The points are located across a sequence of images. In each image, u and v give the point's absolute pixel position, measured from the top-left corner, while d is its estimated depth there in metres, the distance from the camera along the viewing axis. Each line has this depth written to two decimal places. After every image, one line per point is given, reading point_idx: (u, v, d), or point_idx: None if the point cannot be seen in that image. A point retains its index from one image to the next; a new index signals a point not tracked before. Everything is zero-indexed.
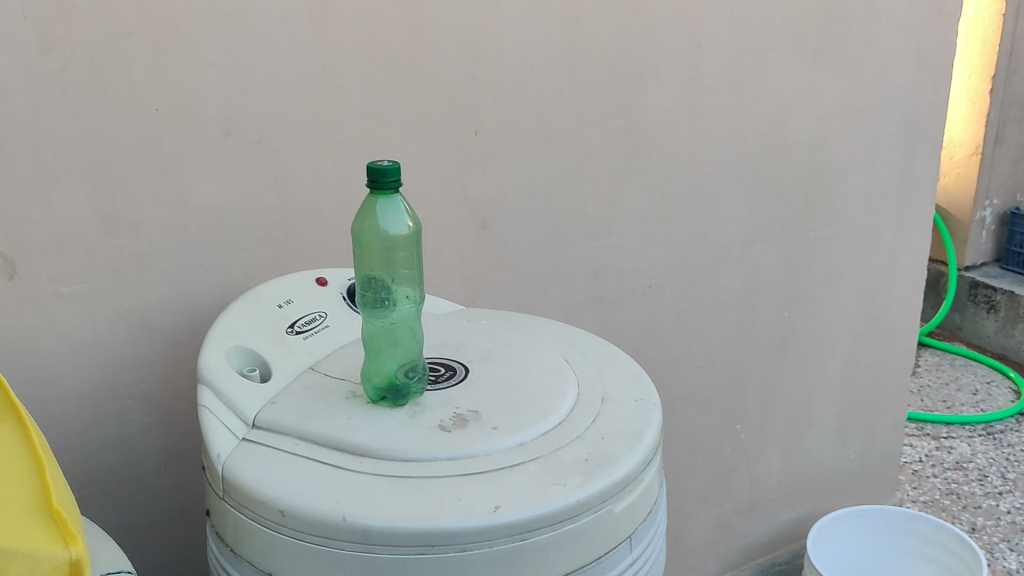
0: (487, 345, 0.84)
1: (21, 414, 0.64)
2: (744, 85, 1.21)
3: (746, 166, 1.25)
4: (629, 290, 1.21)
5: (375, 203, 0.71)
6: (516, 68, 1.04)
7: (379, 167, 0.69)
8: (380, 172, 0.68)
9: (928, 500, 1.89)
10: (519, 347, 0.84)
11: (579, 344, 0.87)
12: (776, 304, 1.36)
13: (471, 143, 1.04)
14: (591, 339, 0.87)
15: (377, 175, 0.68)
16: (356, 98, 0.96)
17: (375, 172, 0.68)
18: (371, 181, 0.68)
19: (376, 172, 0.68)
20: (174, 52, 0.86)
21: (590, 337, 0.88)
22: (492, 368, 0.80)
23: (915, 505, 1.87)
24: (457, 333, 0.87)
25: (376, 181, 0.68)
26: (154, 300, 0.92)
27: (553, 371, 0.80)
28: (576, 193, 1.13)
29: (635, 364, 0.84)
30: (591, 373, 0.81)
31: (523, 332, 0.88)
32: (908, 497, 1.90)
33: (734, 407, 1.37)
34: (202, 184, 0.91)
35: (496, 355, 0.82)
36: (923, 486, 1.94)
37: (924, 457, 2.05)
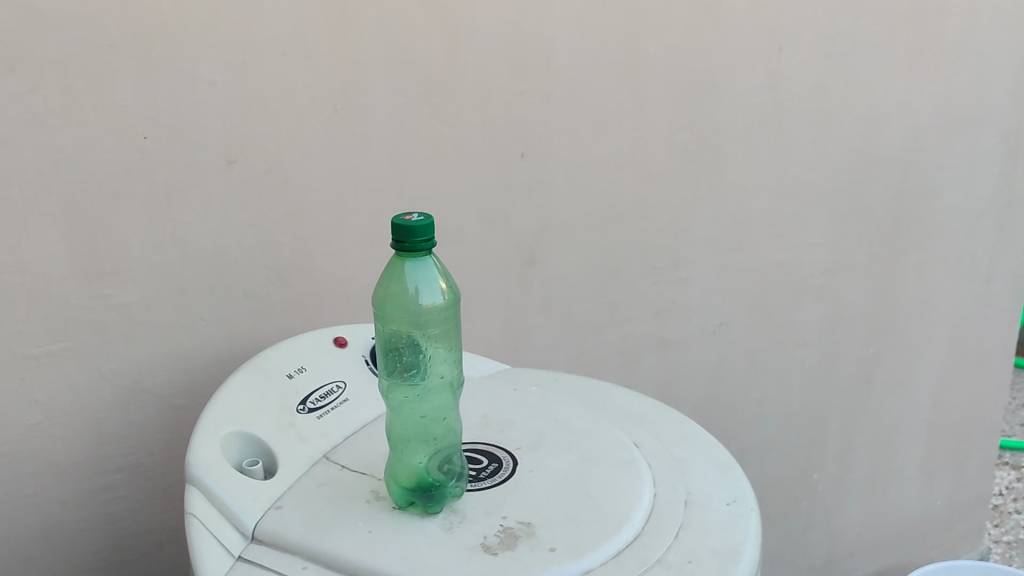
0: (539, 426, 0.69)
1: None
2: (832, 93, 1.04)
3: (832, 186, 1.09)
4: (697, 329, 1.06)
5: (400, 266, 0.56)
6: (570, 77, 0.89)
7: (405, 221, 0.54)
8: (407, 227, 0.53)
9: (1012, 540, 1.72)
10: (580, 425, 0.69)
11: (651, 419, 0.72)
12: (862, 339, 1.19)
13: (517, 167, 0.89)
14: (664, 412, 0.72)
15: (404, 231, 0.53)
16: (382, 118, 0.81)
17: (400, 227, 0.54)
18: (397, 238, 0.54)
19: (402, 228, 0.53)
20: (166, 67, 0.71)
21: (664, 410, 0.73)
22: (547, 462, 0.64)
23: (999, 546, 1.70)
24: (505, 404, 0.72)
25: (403, 239, 0.54)
26: (146, 359, 0.78)
27: (622, 465, 0.64)
28: (638, 221, 0.98)
29: (719, 451, 0.68)
30: (668, 466, 0.65)
31: (582, 402, 0.73)
32: (990, 537, 1.73)
33: (810, 455, 1.21)
34: (202, 223, 0.77)
35: (554, 438, 0.67)
36: (1005, 524, 1.76)
37: (1007, 489, 1.87)
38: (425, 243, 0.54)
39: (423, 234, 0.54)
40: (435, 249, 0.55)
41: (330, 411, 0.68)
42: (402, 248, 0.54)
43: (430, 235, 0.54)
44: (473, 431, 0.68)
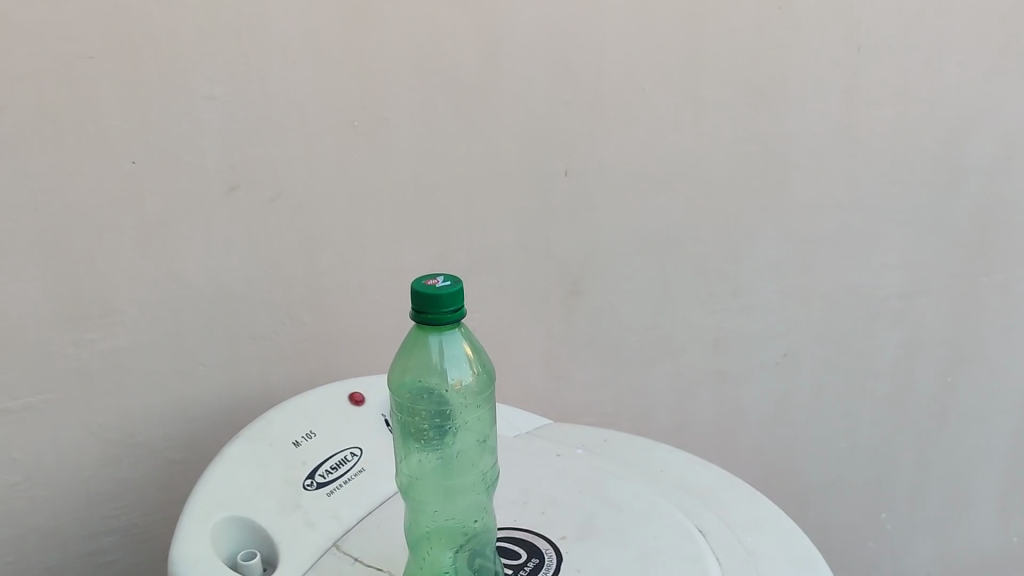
0: (587, 507, 0.58)
1: None
2: (914, 97, 0.92)
3: (912, 201, 0.97)
4: (758, 361, 0.95)
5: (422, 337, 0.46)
6: (621, 84, 0.78)
7: (428, 286, 0.44)
8: (428, 296, 0.43)
9: None
10: (639, 506, 0.59)
11: (721, 498, 0.61)
12: (941, 368, 1.08)
13: (561, 187, 0.79)
14: (736, 488, 0.62)
15: (425, 299, 0.43)
16: (407, 135, 0.71)
17: (420, 292, 0.44)
18: (416, 307, 0.44)
19: (423, 295, 0.43)
20: (157, 82, 0.61)
21: (734, 486, 0.63)
22: (597, 556, 0.53)
23: None
24: (549, 478, 0.62)
25: (424, 309, 0.44)
26: (139, 410, 0.69)
27: (687, 559, 0.53)
28: (695, 244, 0.87)
29: (800, 540, 0.57)
30: (740, 559, 0.54)
31: (642, 473, 0.63)
32: None
33: (881, 492, 1.11)
34: (201, 258, 0.67)
35: (605, 525, 0.57)
36: None
37: None
38: (451, 313, 0.44)
39: (450, 303, 0.44)
40: (465, 320, 0.45)
41: (342, 486, 0.58)
42: (422, 319, 0.44)
43: (458, 303, 0.44)
44: (512, 512, 0.58)
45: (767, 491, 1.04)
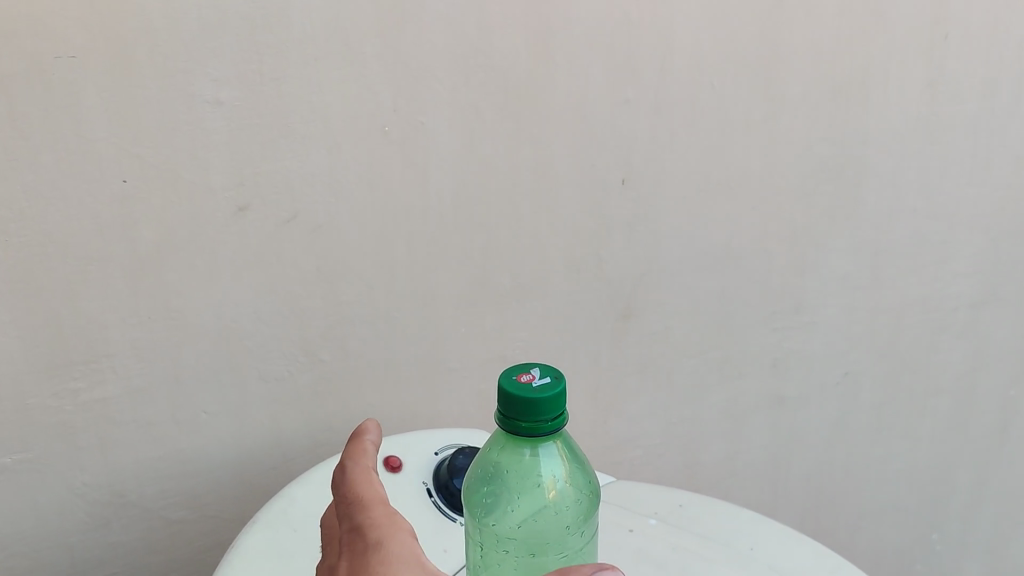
0: None
1: (365, 460, 0.42)
2: (1003, 91, 0.82)
3: (991, 204, 0.87)
4: (817, 381, 0.86)
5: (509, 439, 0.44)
6: (688, 80, 0.67)
7: (522, 388, 0.38)
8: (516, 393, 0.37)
9: None
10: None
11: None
12: (1006, 382, 0.99)
13: (616, 198, 0.68)
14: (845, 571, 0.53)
15: (522, 408, 0.37)
16: (446, 144, 0.60)
17: (515, 398, 0.37)
18: (501, 411, 0.38)
19: (516, 399, 0.37)
20: (153, 87, 0.51)
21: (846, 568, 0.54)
22: None
23: None
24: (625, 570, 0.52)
25: (515, 412, 0.37)
26: (131, 466, 0.59)
27: None
28: (758, 258, 0.77)
29: None
30: None
31: (727, 558, 0.54)
32: None
33: (935, 515, 1.03)
34: (205, 290, 0.57)
35: None
36: None
37: None
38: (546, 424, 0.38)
39: (549, 410, 0.37)
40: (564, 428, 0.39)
41: None
42: (513, 427, 0.37)
43: (557, 409, 0.38)
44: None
45: (817, 518, 0.95)
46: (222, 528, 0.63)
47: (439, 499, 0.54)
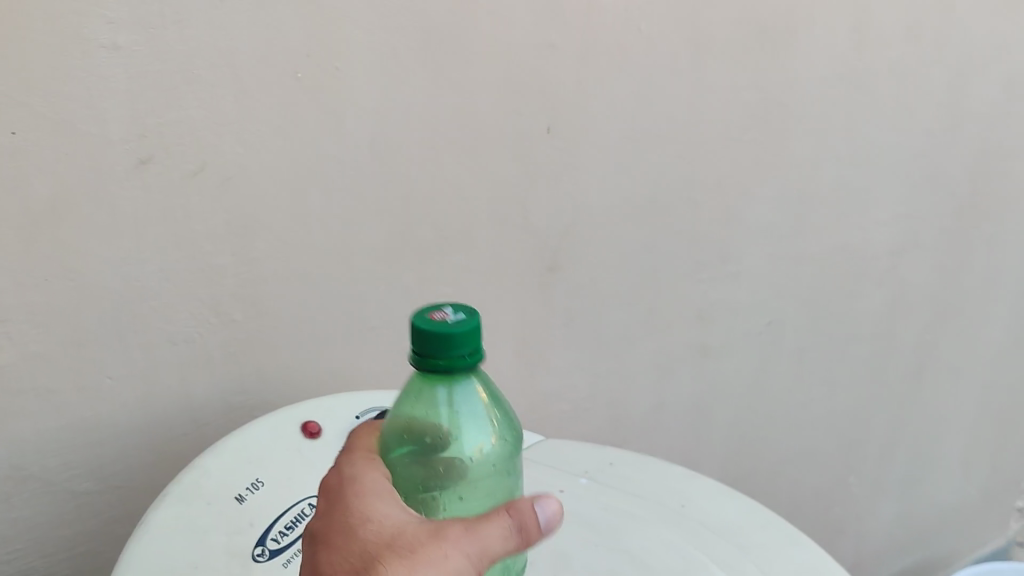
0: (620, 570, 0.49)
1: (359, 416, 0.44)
2: (922, 35, 0.82)
3: (908, 150, 0.88)
4: (742, 331, 0.86)
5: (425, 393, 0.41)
6: (614, 24, 0.65)
7: (435, 322, 0.37)
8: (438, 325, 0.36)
9: None
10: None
11: (757, 547, 0.52)
12: (920, 326, 1.01)
13: (541, 147, 0.66)
14: (775, 527, 0.54)
15: (439, 339, 0.36)
16: (363, 91, 0.57)
17: (430, 332, 0.36)
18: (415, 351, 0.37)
19: (431, 335, 0.36)
20: (43, 28, 0.46)
21: (775, 525, 0.54)
22: None
23: None
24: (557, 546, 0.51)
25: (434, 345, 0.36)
26: (32, 437, 0.55)
27: None
28: (684, 208, 0.76)
29: None
30: None
31: (663, 523, 0.53)
32: None
33: (852, 458, 1.05)
34: (107, 248, 0.53)
35: None
36: None
37: None
38: (467, 351, 0.37)
39: (466, 341, 0.37)
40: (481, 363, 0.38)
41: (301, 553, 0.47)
42: (430, 364, 0.37)
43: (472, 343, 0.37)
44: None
45: (743, 466, 0.96)
46: (133, 500, 0.60)
47: None
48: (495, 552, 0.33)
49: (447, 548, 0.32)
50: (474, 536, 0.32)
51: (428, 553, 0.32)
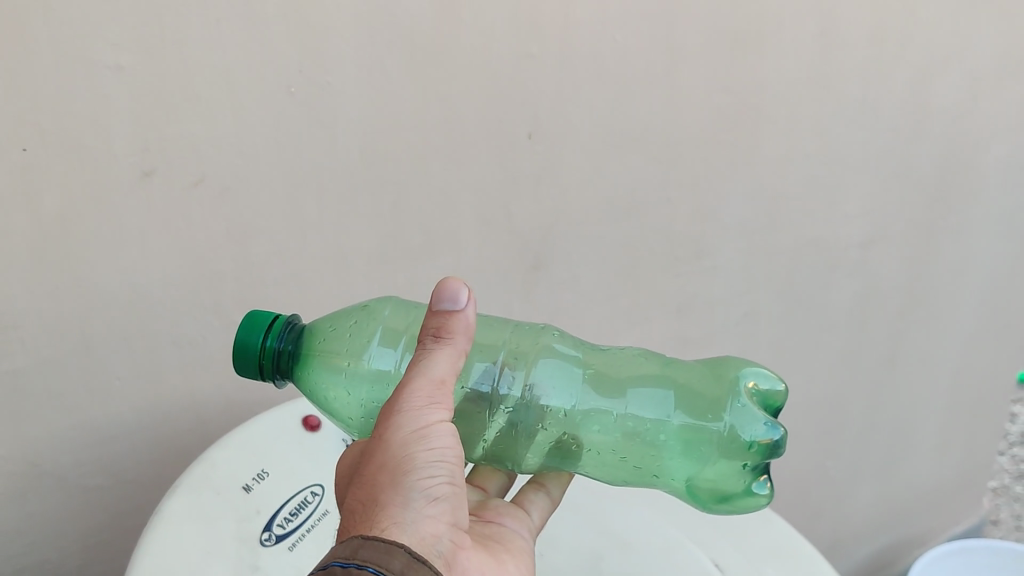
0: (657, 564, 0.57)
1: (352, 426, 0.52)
2: (887, 36, 0.85)
3: (876, 146, 0.91)
4: (719, 322, 0.90)
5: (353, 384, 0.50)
6: (593, 34, 0.68)
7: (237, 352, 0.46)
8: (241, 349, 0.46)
9: None
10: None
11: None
12: (892, 315, 1.05)
13: (523, 153, 0.69)
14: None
15: (244, 355, 0.45)
16: (352, 104, 0.60)
17: (238, 360, 0.46)
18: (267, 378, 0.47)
19: (237, 359, 0.45)
20: (49, 53, 0.49)
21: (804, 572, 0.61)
22: None
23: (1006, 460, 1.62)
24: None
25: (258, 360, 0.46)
26: (45, 438, 0.58)
27: None
28: (662, 206, 0.79)
29: None
30: None
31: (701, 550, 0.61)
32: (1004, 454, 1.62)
33: (827, 441, 1.09)
34: (113, 258, 0.56)
35: None
36: None
37: None
38: (277, 340, 0.46)
39: (254, 334, 0.46)
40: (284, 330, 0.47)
41: (305, 540, 0.50)
42: (264, 362, 0.46)
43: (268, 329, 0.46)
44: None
45: None
46: (141, 490, 0.63)
47: None
48: (440, 374, 0.40)
49: (403, 410, 0.39)
50: (417, 381, 0.40)
51: (391, 425, 0.39)
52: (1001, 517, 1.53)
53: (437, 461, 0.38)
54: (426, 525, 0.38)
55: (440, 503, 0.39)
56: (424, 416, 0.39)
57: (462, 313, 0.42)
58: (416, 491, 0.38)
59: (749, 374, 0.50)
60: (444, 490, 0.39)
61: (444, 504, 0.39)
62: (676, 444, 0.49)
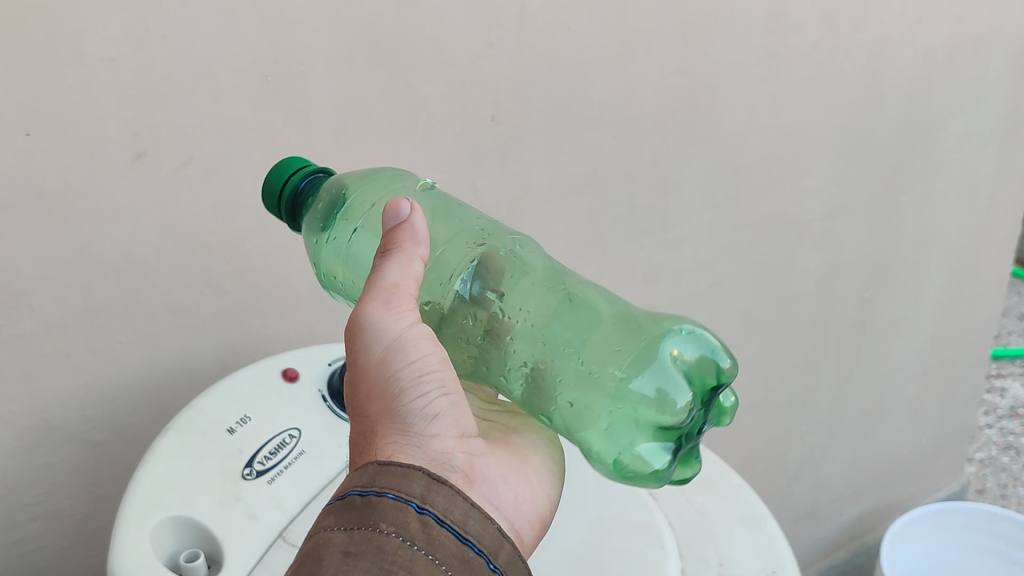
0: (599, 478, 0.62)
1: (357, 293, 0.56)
2: (839, 20, 0.90)
3: (834, 124, 0.97)
4: (685, 292, 0.96)
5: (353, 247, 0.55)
6: (551, 23, 0.74)
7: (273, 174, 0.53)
8: (272, 179, 0.53)
9: (1000, 423, 1.68)
10: (663, 568, 0.57)
11: (729, 542, 0.61)
12: (857, 285, 1.11)
13: (487, 133, 0.76)
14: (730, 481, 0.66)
15: (275, 177, 0.52)
16: (324, 89, 0.66)
17: (270, 179, 0.53)
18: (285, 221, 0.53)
19: (270, 180, 0.53)
20: (45, 46, 0.55)
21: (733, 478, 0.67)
22: (598, 532, 0.58)
23: (991, 423, 1.68)
24: (571, 508, 0.59)
25: (281, 194, 0.52)
26: (55, 396, 0.64)
27: (656, 542, 0.59)
28: (624, 181, 0.85)
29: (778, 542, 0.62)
30: (708, 554, 0.60)
31: None
32: (988, 419, 1.69)
33: (796, 406, 1.15)
34: (112, 231, 0.62)
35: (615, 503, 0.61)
36: (993, 410, 1.71)
37: (997, 373, 1.80)
38: (303, 182, 0.52)
39: (287, 172, 0.52)
40: (314, 173, 0.53)
41: (284, 474, 0.57)
42: (281, 191, 0.52)
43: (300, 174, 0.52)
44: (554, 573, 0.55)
45: None
46: (141, 446, 0.70)
47: (333, 404, 0.61)
48: (393, 280, 0.43)
49: (369, 329, 0.42)
50: (373, 293, 0.43)
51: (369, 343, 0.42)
52: (985, 485, 1.57)
53: (422, 377, 0.42)
54: (434, 444, 0.41)
55: (440, 418, 0.42)
56: (395, 328, 0.42)
57: (408, 222, 0.45)
58: (410, 416, 0.41)
59: (692, 330, 0.47)
60: (439, 403, 0.42)
61: (446, 416, 0.42)
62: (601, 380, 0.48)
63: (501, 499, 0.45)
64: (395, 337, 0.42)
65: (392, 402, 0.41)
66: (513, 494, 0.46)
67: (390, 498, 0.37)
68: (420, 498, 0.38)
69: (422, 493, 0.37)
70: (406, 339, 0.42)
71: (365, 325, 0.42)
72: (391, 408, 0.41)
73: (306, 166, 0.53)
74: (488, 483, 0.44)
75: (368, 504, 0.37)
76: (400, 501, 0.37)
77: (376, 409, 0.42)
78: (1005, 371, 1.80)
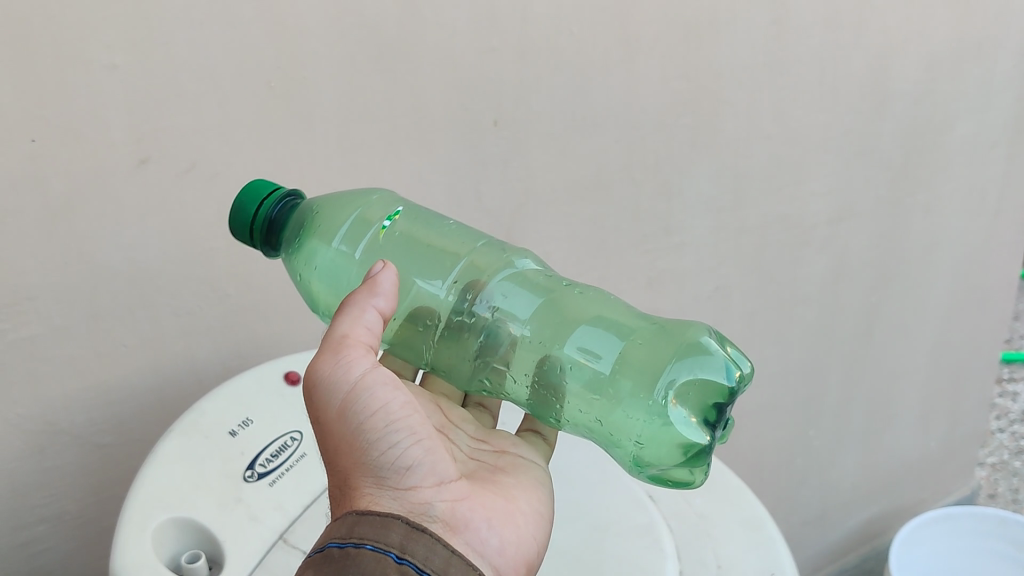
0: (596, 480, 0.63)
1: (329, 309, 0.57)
2: (843, 23, 0.90)
3: (839, 128, 0.97)
4: (690, 295, 0.96)
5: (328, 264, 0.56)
6: (552, 28, 0.74)
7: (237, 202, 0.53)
8: (240, 206, 0.53)
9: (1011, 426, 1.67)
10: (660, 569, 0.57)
11: (728, 541, 0.61)
12: (864, 288, 1.11)
13: (490, 138, 0.76)
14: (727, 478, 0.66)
15: (242, 206, 0.52)
16: (327, 95, 0.67)
17: (237, 207, 0.53)
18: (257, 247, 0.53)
19: (236, 209, 0.53)
20: (50, 52, 0.56)
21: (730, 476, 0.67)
22: (595, 536, 0.59)
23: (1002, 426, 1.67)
24: (569, 513, 0.60)
25: (251, 224, 0.52)
26: (60, 399, 0.65)
27: (654, 544, 0.59)
28: (627, 185, 0.86)
29: (776, 540, 0.62)
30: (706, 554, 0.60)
31: None
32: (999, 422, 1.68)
33: (804, 409, 1.15)
34: (116, 236, 0.63)
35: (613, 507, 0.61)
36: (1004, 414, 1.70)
37: (1009, 376, 1.80)
38: (276, 208, 0.53)
39: (255, 201, 0.52)
40: (282, 198, 0.53)
41: (285, 476, 0.57)
42: (251, 220, 0.52)
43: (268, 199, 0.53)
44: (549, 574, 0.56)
45: None
46: (145, 448, 0.70)
47: None
48: (343, 331, 0.45)
49: (332, 385, 0.43)
50: (329, 347, 0.44)
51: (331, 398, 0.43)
52: (996, 489, 1.57)
53: (390, 428, 0.43)
54: (410, 495, 0.43)
55: (414, 468, 0.43)
56: (355, 380, 0.43)
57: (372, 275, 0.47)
58: (384, 467, 0.43)
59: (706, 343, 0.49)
60: (413, 452, 0.43)
61: (421, 465, 0.43)
62: (622, 394, 0.50)
63: (486, 545, 0.45)
64: (354, 387, 0.43)
65: (363, 456, 0.43)
66: (499, 539, 0.46)
67: (368, 548, 0.38)
68: (399, 549, 0.38)
69: (399, 543, 0.38)
70: (364, 389, 0.43)
71: (326, 382, 0.43)
72: (362, 461, 0.43)
73: (275, 189, 0.54)
74: (471, 528, 0.45)
75: (346, 556, 0.38)
76: (378, 553, 0.38)
77: (348, 464, 0.43)
78: (1017, 375, 1.80)
